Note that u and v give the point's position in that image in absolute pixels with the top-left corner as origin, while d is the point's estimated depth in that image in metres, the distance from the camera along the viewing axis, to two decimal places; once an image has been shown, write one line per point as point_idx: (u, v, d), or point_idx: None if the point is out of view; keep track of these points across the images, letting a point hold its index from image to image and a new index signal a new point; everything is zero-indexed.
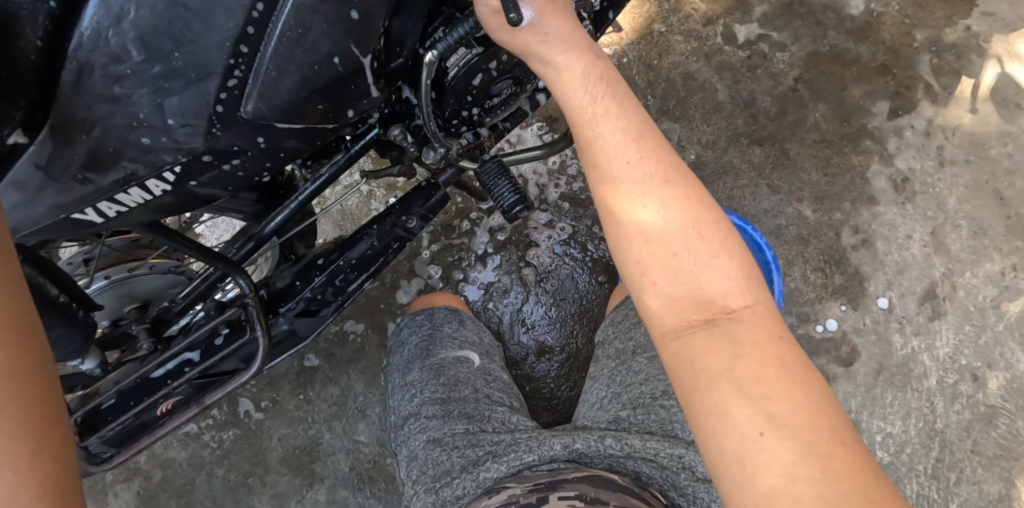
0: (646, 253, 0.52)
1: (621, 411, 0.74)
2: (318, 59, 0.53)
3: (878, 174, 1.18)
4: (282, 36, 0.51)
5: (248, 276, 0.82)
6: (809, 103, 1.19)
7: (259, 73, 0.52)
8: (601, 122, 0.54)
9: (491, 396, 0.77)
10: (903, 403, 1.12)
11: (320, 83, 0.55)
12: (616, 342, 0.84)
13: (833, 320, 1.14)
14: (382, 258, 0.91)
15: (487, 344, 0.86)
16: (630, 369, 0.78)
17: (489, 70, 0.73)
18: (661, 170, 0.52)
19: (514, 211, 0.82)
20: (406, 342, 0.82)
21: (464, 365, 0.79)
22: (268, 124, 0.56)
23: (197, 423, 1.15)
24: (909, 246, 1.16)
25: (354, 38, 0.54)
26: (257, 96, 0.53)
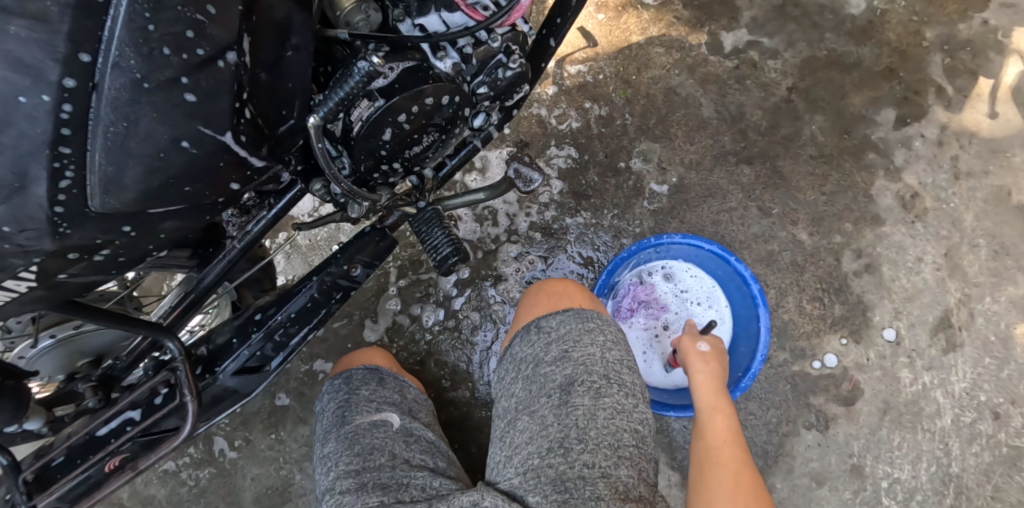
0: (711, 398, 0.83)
1: (515, 479, 0.66)
2: (160, 146, 0.51)
3: (884, 190, 1.07)
4: (105, 131, 0.48)
5: (179, 340, 0.81)
6: (805, 115, 1.09)
7: (94, 169, 0.49)
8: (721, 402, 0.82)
9: (413, 461, 0.69)
10: (913, 446, 1.01)
11: (174, 168, 0.53)
12: (500, 399, 0.75)
13: (832, 356, 1.04)
14: (323, 310, 0.89)
15: (409, 400, 0.78)
16: (516, 428, 0.70)
17: (398, 124, 0.70)
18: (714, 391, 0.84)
19: (446, 265, 0.78)
20: (323, 412, 0.75)
21: (381, 428, 0.71)
22: (128, 212, 0.53)
23: (175, 461, 1.13)
24: (920, 269, 1.05)
25: (200, 119, 0.52)
26: (101, 190, 0.50)
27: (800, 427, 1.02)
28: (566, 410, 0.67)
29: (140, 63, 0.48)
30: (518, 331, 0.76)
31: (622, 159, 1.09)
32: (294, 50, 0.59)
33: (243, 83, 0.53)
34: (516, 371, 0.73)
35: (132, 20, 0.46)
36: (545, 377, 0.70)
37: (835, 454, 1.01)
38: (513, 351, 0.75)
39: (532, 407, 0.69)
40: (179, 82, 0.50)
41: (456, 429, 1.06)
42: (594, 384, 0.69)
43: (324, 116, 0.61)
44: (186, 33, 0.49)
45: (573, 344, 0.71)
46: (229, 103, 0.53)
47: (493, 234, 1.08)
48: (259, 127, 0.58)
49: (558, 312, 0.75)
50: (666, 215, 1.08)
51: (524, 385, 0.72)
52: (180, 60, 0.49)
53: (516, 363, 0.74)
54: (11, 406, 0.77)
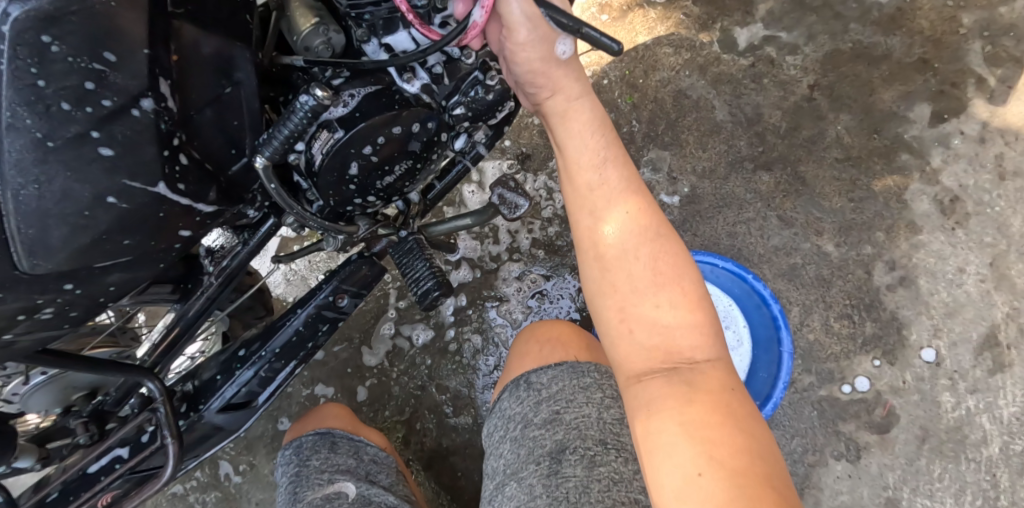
0: (630, 298, 0.53)
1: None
2: (84, 204, 0.47)
3: (918, 195, 0.98)
4: (16, 195, 0.44)
5: (160, 380, 0.75)
6: (829, 114, 1.01)
7: (14, 234, 0.45)
8: (609, 173, 0.55)
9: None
10: (956, 478, 0.92)
11: (104, 224, 0.48)
12: (491, 459, 0.71)
13: (864, 379, 0.95)
14: (310, 343, 0.85)
15: (367, 463, 0.73)
16: (504, 495, 0.66)
17: (364, 156, 0.64)
18: (634, 244, 0.54)
19: (429, 299, 0.73)
20: (279, 489, 0.71)
21: (335, 503, 0.66)
22: (66, 269, 0.49)
23: (183, 483, 1.07)
24: (961, 282, 0.96)
25: (124, 172, 0.47)
26: (28, 252, 0.47)
27: (828, 456, 0.93)
28: (556, 480, 0.62)
29: (38, 122, 0.43)
30: (507, 385, 0.73)
31: None
32: (235, 85, 0.54)
33: (170, 129, 0.49)
34: (505, 430, 0.70)
35: (18, 78, 0.41)
36: (534, 441, 0.66)
37: (868, 486, 0.93)
38: (503, 406, 0.71)
39: (520, 474, 0.65)
40: (88, 136, 0.45)
41: (459, 457, 1.02)
42: (588, 453, 0.63)
43: (270, 156, 0.56)
44: (85, 85, 0.44)
45: (566, 404, 0.67)
46: (158, 152, 0.48)
47: (494, 252, 1.04)
48: (206, 168, 0.54)
49: (550, 367, 0.70)
50: (678, 228, 1.00)
51: (513, 448, 0.67)
52: (84, 114, 0.44)
53: (505, 421, 0.70)
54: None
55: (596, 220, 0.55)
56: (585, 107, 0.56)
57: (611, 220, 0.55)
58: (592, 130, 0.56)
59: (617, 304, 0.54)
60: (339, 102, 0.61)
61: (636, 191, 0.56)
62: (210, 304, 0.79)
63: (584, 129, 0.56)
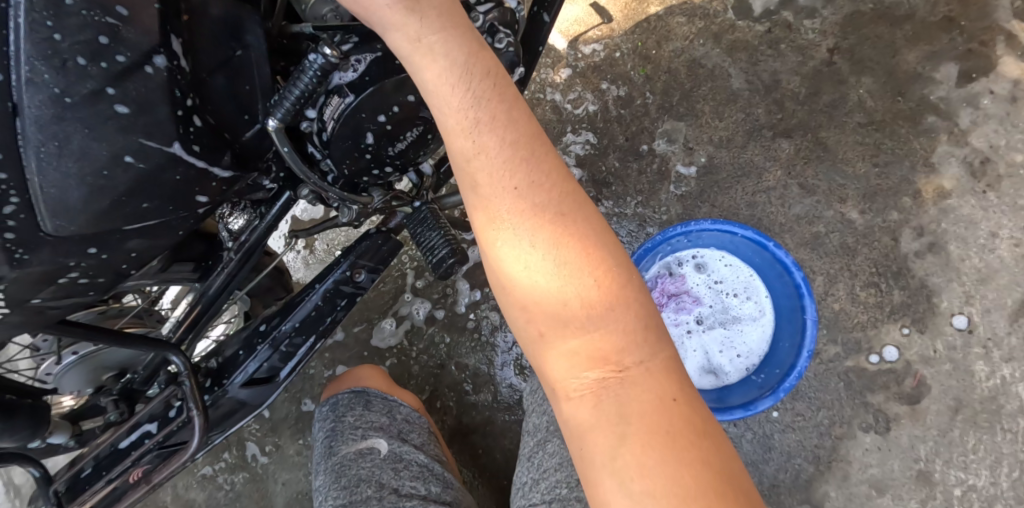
0: (536, 296, 0.44)
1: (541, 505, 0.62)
2: (102, 164, 0.46)
3: (947, 157, 0.94)
4: (37, 153, 0.44)
5: (184, 353, 0.76)
6: (851, 78, 0.98)
7: (37, 193, 0.45)
8: (479, 140, 0.44)
9: (401, 490, 0.67)
10: (991, 449, 0.89)
11: (123, 185, 0.48)
12: (534, 415, 0.71)
13: (892, 349, 0.92)
14: (329, 318, 0.85)
15: (399, 421, 0.76)
16: (547, 451, 0.66)
17: (378, 123, 0.62)
18: (533, 231, 0.44)
19: (443, 267, 0.69)
20: (316, 442, 0.75)
21: (367, 458, 0.70)
22: (89, 233, 0.49)
23: (211, 465, 1.09)
24: (994, 246, 0.92)
25: (139, 131, 0.46)
26: (51, 213, 0.46)
27: (856, 428, 0.91)
28: None
29: (56, 77, 0.42)
30: None
31: (644, 142, 1.01)
32: (245, 48, 0.53)
33: (183, 88, 0.48)
34: None
35: (34, 31, 0.41)
36: None
37: (898, 459, 0.90)
38: None
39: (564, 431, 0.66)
40: (105, 94, 0.44)
41: (481, 435, 1.01)
42: None
43: (282, 118, 0.53)
44: (100, 39, 0.44)
45: None
46: (170, 112, 0.47)
47: None
48: (218, 132, 0.52)
49: None
50: (696, 200, 0.99)
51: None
52: (100, 69, 0.44)
53: None
54: (29, 423, 0.76)
55: (492, 211, 0.45)
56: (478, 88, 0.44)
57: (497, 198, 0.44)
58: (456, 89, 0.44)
59: (535, 329, 0.44)
60: (348, 66, 0.59)
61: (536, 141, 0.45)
62: (231, 281, 0.80)
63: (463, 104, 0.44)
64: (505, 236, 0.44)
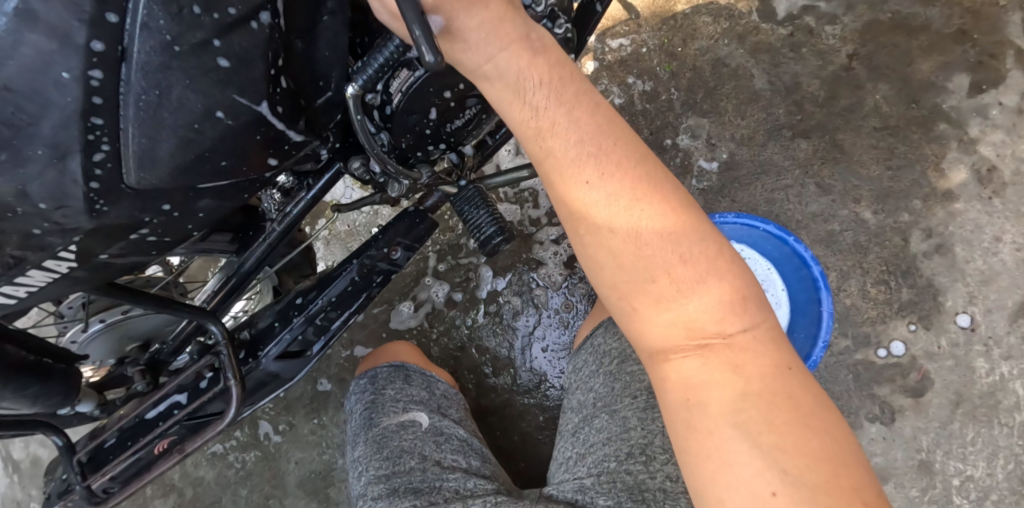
0: (626, 278, 0.49)
1: (586, 479, 0.66)
2: (195, 117, 0.47)
3: (956, 163, 0.99)
4: (137, 101, 0.45)
5: (220, 323, 0.77)
6: (868, 84, 1.02)
7: (128, 142, 0.46)
8: (550, 140, 0.47)
9: (443, 462, 0.72)
10: (988, 442, 0.94)
11: (209, 139, 0.49)
12: (577, 392, 0.75)
13: (899, 343, 0.96)
14: (365, 294, 0.86)
15: (437, 396, 0.79)
16: (593, 427, 0.70)
17: (441, 99, 0.65)
18: (616, 218, 0.48)
19: (490, 245, 0.72)
20: (353, 413, 0.78)
21: (409, 429, 0.74)
22: (166, 186, 0.49)
23: (222, 443, 1.08)
24: (997, 250, 0.97)
25: (234, 87, 0.48)
26: (136, 165, 0.47)
27: (863, 418, 0.95)
28: (652, 414, 0.67)
29: (170, 24, 0.44)
30: (602, 321, 0.75)
31: (668, 136, 1.04)
32: (331, 14, 0.54)
33: (277, 49, 0.49)
34: (598, 365, 0.73)
35: None
36: (632, 376, 0.69)
37: (901, 449, 0.94)
38: (597, 343, 0.74)
39: (614, 407, 0.69)
40: (210, 45, 0.46)
41: (499, 417, 1.03)
42: None
43: (364, 84, 0.56)
44: None
45: None
46: (265, 71, 0.49)
47: (534, 216, 1.07)
48: (297, 97, 0.54)
49: None
50: (716, 194, 1.02)
51: (607, 381, 0.71)
52: (211, 20, 0.45)
53: (599, 355, 0.73)
54: (61, 388, 0.72)
55: (576, 197, 0.49)
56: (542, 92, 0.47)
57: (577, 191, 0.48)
58: (522, 96, 0.47)
59: (630, 308, 0.50)
60: None
61: (608, 128, 0.47)
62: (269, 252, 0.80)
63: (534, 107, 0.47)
64: (592, 222, 0.49)
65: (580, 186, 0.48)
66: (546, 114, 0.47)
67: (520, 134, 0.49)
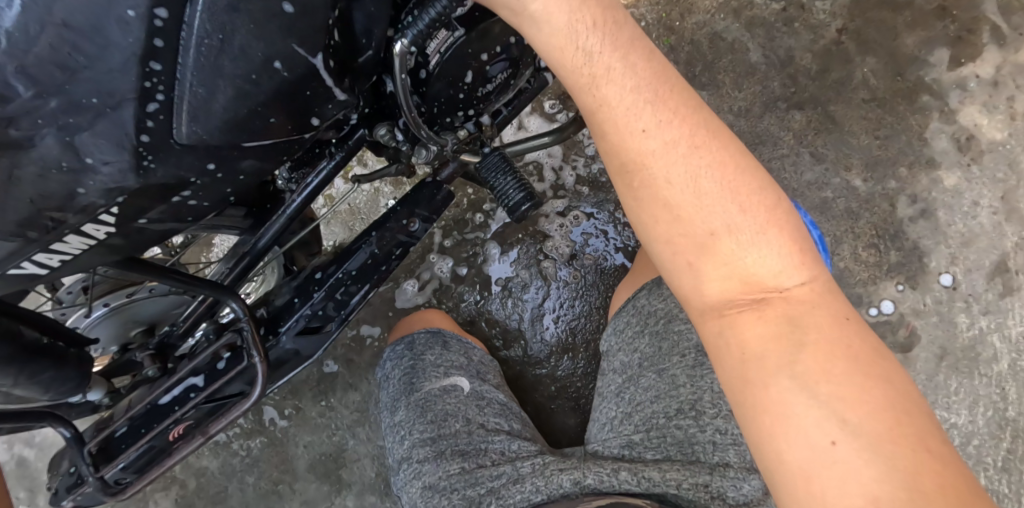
0: (680, 230, 0.47)
1: (634, 436, 0.72)
2: (254, 67, 0.45)
3: (938, 133, 1.05)
4: (199, 46, 0.43)
5: (240, 298, 0.72)
6: (856, 57, 1.06)
7: (185, 92, 0.44)
8: (606, 87, 0.46)
9: (488, 425, 0.74)
10: (970, 391, 1.01)
11: (265, 92, 0.47)
12: (619, 354, 0.79)
13: (889, 302, 1.02)
14: (384, 267, 0.85)
15: (475, 363, 0.81)
16: (639, 386, 0.75)
17: (478, 61, 0.63)
18: (676, 165, 0.46)
19: (518, 212, 0.74)
20: (390, 379, 0.79)
21: (451, 394, 0.75)
22: (217, 143, 0.47)
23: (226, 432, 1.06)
24: (976, 214, 1.03)
25: (295, 35, 0.45)
26: (190, 118, 0.45)
27: None
28: (701, 372, 0.71)
29: None
30: (647, 283, 0.77)
31: None
32: None
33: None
34: (642, 326, 0.76)
35: None
36: (679, 335, 0.72)
37: None
38: (640, 306, 0.77)
39: (662, 366, 0.73)
40: None
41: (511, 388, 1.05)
42: None
43: (413, 40, 0.55)
44: None
45: None
46: (325, 20, 0.46)
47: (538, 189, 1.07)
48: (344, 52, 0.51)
49: None
50: None
51: (653, 341, 0.75)
52: None
53: (644, 316, 0.76)
54: (76, 377, 0.63)
55: (630, 146, 0.47)
56: (596, 35, 0.45)
57: (634, 141, 0.47)
58: (574, 41, 0.46)
59: (685, 262, 0.48)
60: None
61: (662, 75, 0.47)
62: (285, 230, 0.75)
63: (586, 50, 0.46)
64: (652, 170, 0.47)
65: (632, 130, 0.46)
66: (598, 59, 0.46)
67: (567, 81, 0.47)
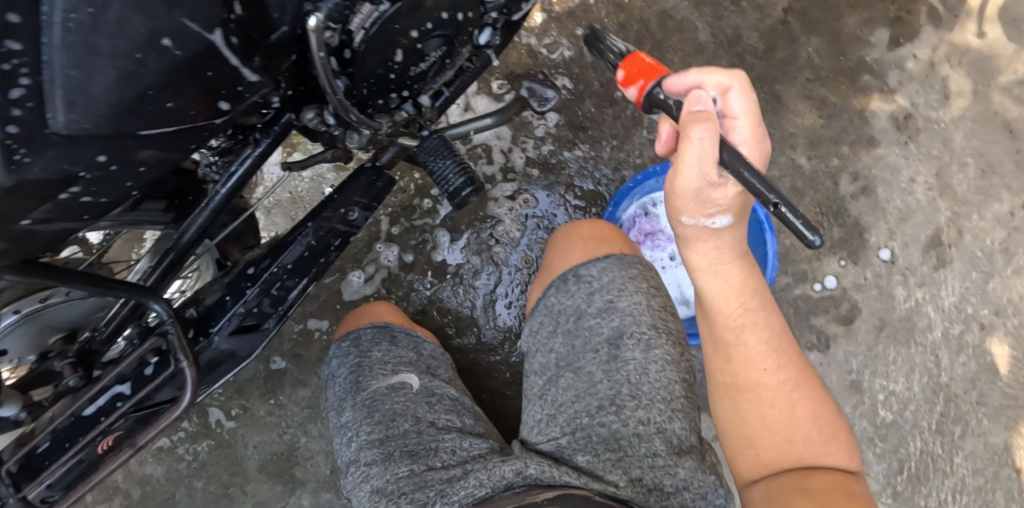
0: (720, 313, 0.63)
1: (562, 439, 0.67)
2: (136, 45, 0.40)
3: (878, 112, 1.07)
4: (65, 21, 0.37)
5: (164, 300, 0.62)
6: (801, 37, 1.07)
7: (55, 75, 0.38)
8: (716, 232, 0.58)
9: (438, 422, 0.71)
10: (906, 360, 1.05)
11: (154, 74, 0.41)
12: (536, 355, 0.74)
13: (832, 277, 1.05)
14: (323, 260, 0.74)
15: (426, 357, 0.79)
16: (559, 386, 0.70)
17: (409, 38, 0.55)
18: (725, 269, 0.61)
19: (461, 197, 0.71)
20: (336, 378, 0.75)
21: (400, 391, 0.72)
22: (102, 133, 0.42)
23: (169, 436, 1.01)
24: (912, 190, 1.07)
25: (184, 9, 0.40)
26: (65, 105, 0.39)
27: (802, 348, 1.05)
28: (616, 365, 0.68)
29: None
30: (554, 281, 0.75)
31: (619, 88, 1.05)
32: None
33: None
34: (555, 324, 0.73)
35: None
36: (590, 330, 0.70)
37: (835, 372, 1.05)
38: (550, 303, 0.74)
39: (577, 364, 0.69)
40: None
41: (467, 376, 1.03)
42: (644, 336, 0.69)
43: (332, 14, 0.49)
44: None
45: (618, 293, 0.71)
46: None
47: (487, 172, 1.04)
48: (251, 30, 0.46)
49: (599, 259, 0.74)
50: None
51: (566, 340, 0.71)
52: None
53: (554, 314, 0.73)
54: None
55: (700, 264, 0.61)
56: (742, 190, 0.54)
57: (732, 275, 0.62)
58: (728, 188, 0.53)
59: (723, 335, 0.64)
60: None
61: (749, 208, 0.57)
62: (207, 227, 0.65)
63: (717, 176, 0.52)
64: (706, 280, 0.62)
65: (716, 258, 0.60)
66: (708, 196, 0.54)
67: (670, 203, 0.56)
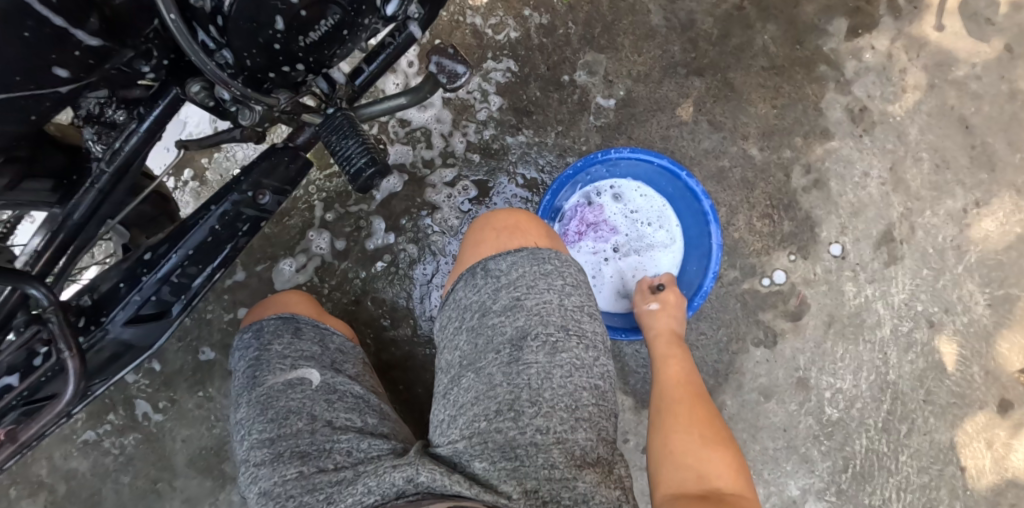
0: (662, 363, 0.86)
1: (460, 443, 0.63)
2: None
3: (833, 103, 1.04)
4: None
5: (44, 286, 0.57)
6: (757, 23, 1.04)
7: None
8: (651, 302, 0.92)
9: (335, 422, 0.68)
10: (854, 357, 1.03)
11: None
12: (444, 351, 0.70)
13: (781, 272, 1.03)
14: (229, 246, 0.70)
15: (331, 352, 0.76)
16: (460, 386, 0.66)
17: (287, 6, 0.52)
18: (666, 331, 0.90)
19: (363, 180, 0.66)
20: (238, 373, 0.73)
21: (297, 388, 0.69)
22: None
23: (94, 429, 0.97)
24: (865, 184, 1.04)
25: None
26: None
27: (749, 344, 1.02)
28: (518, 367, 0.64)
29: None
30: (461, 274, 0.70)
31: (566, 72, 1.01)
32: None
33: None
34: (460, 321, 0.68)
35: None
36: (494, 329, 0.66)
37: (782, 369, 1.02)
38: (457, 298, 0.69)
39: (478, 364, 0.65)
40: None
41: (402, 369, 1.00)
42: (551, 338, 0.65)
43: None
44: None
45: (525, 290, 0.67)
46: None
47: (426, 157, 1.00)
48: None
49: (508, 253, 0.69)
50: (614, 132, 1.02)
51: (470, 338, 0.67)
52: None
53: (459, 310, 0.68)
54: None
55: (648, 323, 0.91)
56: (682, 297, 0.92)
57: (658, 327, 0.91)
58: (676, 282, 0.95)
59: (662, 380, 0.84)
60: None
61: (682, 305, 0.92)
62: (101, 205, 0.62)
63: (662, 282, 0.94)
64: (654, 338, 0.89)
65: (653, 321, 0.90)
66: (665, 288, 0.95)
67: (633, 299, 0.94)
